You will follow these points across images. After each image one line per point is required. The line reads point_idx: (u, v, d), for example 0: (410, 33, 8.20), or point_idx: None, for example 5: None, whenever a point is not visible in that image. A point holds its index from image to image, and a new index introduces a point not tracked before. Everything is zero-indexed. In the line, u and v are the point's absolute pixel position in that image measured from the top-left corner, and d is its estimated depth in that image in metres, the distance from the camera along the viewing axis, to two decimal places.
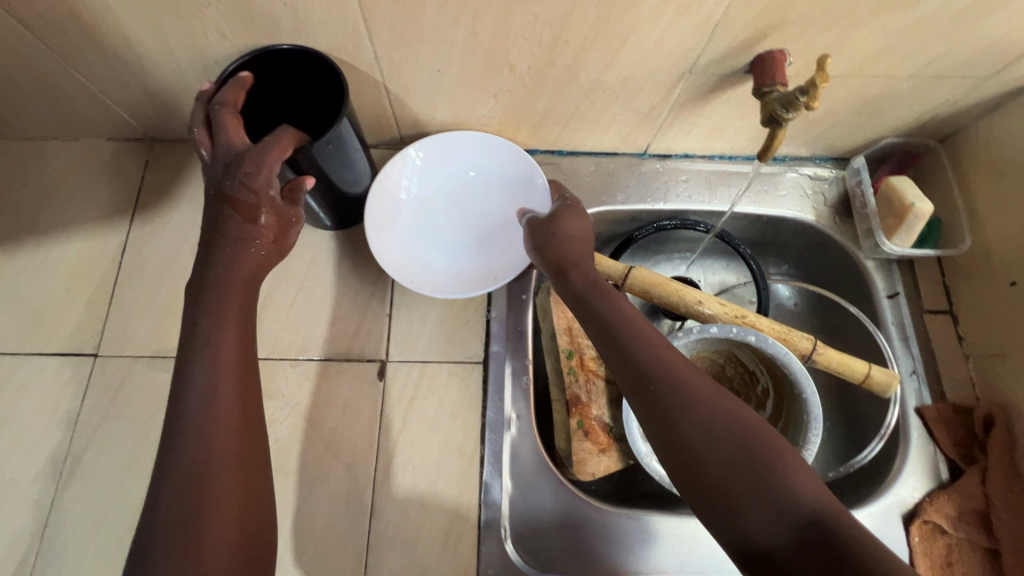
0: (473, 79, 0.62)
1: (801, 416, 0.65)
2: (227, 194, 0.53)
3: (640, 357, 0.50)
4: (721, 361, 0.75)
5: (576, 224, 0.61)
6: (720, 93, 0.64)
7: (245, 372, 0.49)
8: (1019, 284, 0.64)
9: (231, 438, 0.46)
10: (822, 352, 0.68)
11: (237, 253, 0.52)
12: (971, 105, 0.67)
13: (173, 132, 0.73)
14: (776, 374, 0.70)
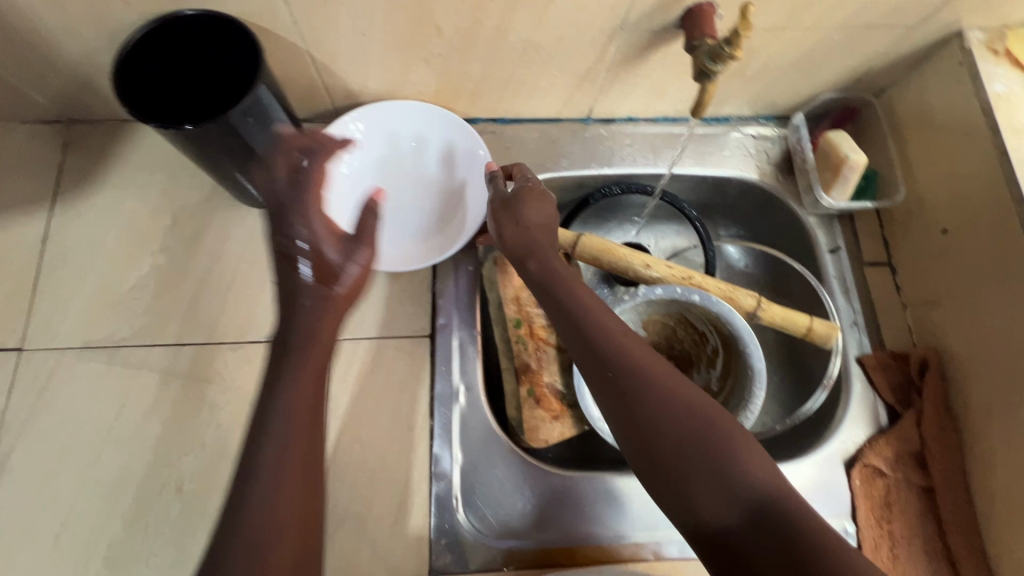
0: (400, 44, 0.60)
1: (748, 375, 0.66)
2: (287, 251, 0.50)
3: (602, 354, 0.50)
4: (672, 324, 0.75)
5: (540, 211, 0.58)
6: (654, 50, 0.63)
7: (314, 427, 0.47)
8: (950, 231, 0.65)
9: (298, 497, 0.44)
10: (766, 309, 0.69)
11: (319, 319, 0.50)
12: (902, 56, 0.67)
13: (90, 111, 0.69)
14: (724, 334, 0.69)
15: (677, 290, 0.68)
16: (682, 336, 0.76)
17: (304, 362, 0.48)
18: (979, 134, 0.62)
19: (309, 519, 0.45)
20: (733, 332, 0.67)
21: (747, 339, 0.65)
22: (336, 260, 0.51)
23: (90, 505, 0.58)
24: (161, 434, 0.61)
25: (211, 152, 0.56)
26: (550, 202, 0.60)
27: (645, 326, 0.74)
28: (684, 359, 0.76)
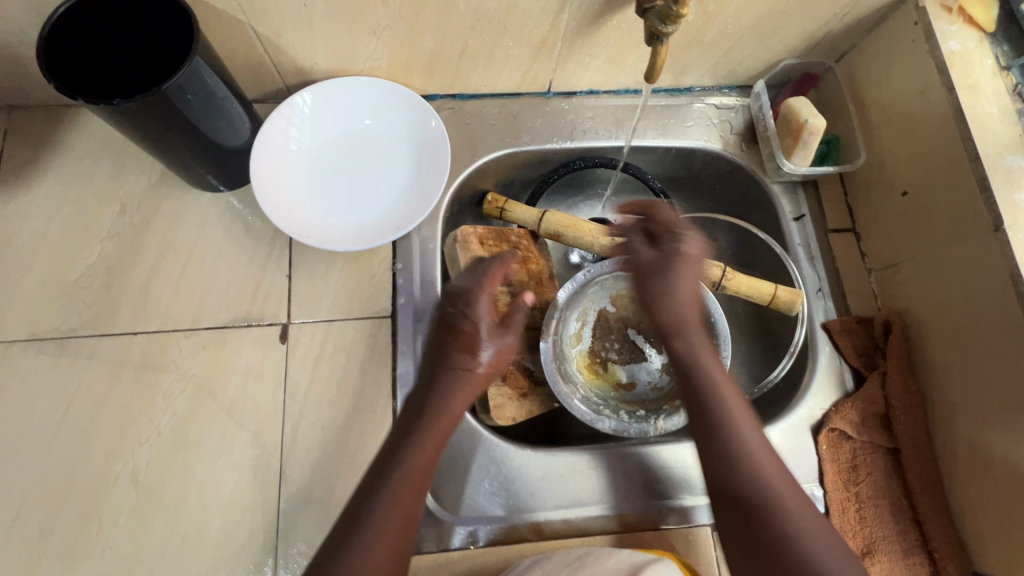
0: (345, 15, 0.58)
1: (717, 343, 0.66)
2: (450, 323, 0.60)
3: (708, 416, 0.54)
4: (640, 298, 0.74)
5: (665, 279, 0.60)
6: (610, 15, 0.61)
7: (424, 477, 0.53)
8: (910, 193, 0.65)
9: (394, 528, 0.50)
10: (731, 278, 0.68)
11: (460, 387, 0.58)
12: (859, 18, 0.67)
13: (31, 97, 0.66)
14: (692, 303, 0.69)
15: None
16: (651, 311, 0.74)
17: (438, 420, 0.56)
18: (935, 93, 0.61)
19: (402, 553, 0.50)
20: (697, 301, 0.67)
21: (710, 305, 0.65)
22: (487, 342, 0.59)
23: (42, 500, 0.56)
24: (115, 425, 0.59)
25: (155, 129, 0.55)
26: (700, 267, 0.61)
27: (613, 299, 0.73)
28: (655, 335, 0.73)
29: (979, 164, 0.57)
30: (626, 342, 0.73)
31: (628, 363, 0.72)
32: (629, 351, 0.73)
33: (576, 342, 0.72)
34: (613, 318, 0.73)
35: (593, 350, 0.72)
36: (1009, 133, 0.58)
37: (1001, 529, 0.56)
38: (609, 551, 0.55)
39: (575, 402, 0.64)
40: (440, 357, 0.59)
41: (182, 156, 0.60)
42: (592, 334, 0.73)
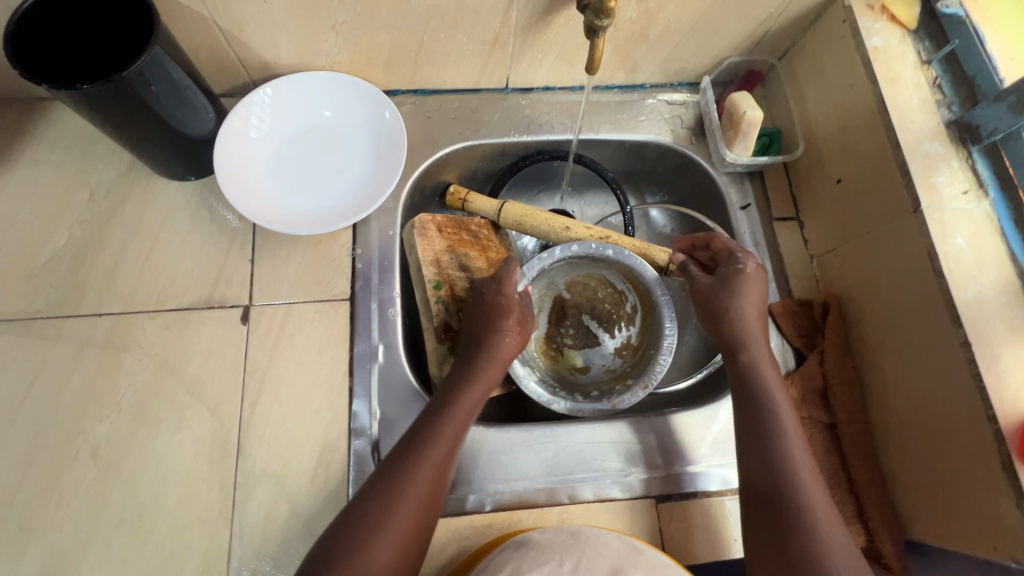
0: (303, 11, 0.61)
1: (661, 322, 0.69)
2: (487, 299, 0.65)
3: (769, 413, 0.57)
4: (594, 285, 0.76)
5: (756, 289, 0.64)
6: (557, 13, 0.65)
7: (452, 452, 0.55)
8: (844, 180, 0.69)
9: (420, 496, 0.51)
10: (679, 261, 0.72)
11: (492, 361, 0.61)
12: (794, 18, 0.71)
13: (5, 90, 0.69)
14: (640, 288, 0.72)
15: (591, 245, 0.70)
16: (603, 297, 0.76)
17: (468, 398, 0.58)
18: (861, 86, 0.65)
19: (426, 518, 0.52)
20: (644, 282, 0.70)
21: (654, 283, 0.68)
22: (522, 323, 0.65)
23: (3, 475, 0.58)
24: (77, 401, 0.61)
25: (119, 119, 0.57)
26: (760, 282, 0.65)
27: (568, 287, 0.76)
28: (607, 320, 0.75)
29: (899, 150, 0.60)
30: (580, 328, 0.75)
31: (582, 348, 0.75)
32: (583, 338, 0.75)
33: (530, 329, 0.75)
34: (566, 306, 0.76)
35: (548, 337, 0.75)
36: (927, 122, 0.62)
37: (929, 497, 0.58)
38: (597, 534, 0.56)
39: (533, 384, 0.65)
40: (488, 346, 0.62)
41: (148, 145, 0.62)
42: (546, 322, 0.75)
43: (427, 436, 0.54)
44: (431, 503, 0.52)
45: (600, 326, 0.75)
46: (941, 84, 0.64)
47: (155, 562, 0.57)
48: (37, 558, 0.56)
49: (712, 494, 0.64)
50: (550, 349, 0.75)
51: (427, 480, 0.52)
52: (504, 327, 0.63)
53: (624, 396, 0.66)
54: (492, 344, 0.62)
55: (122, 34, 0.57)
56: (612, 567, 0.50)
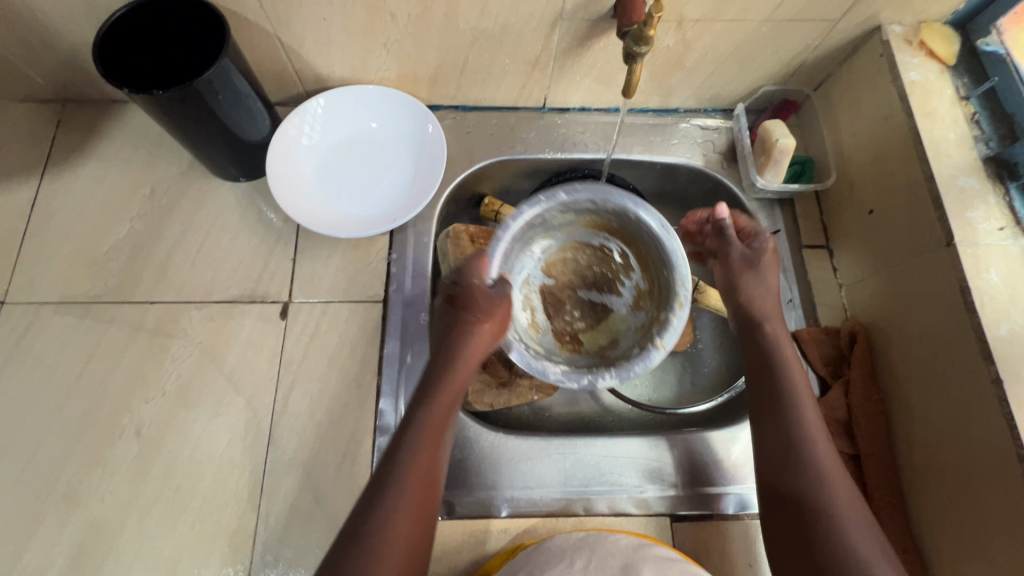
0: (358, 29, 0.65)
1: (654, 245, 0.65)
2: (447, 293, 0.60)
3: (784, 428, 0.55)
4: (572, 254, 0.73)
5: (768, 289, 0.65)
6: (596, 38, 0.67)
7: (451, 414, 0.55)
8: (876, 211, 0.69)
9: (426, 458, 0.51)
10: (702, 292, 0.75)
11: (471, 336, 0.58)
12: (832, 49, 0.72)
13: (84, 92, 0.75)
14: (613, 228, 0.69)
15: (537, 199, 0.64)
16: (586, 265, 0.74)
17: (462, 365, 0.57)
18: (897, 118, 0.66)
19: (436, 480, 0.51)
20: (617, 217, 0.67)
21: (629, 205, 0.64)
22: (490, 300, 0.59)
23: (55, 446, 0.62)
24: (126, 382, 0.65)
25: (186, 122, 0.62)
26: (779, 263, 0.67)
27: (547, 271, 0.73)
28: (603, 283, 0.73)
29: (933, 184, 0.61)
30: (583, 304, 0.73)
31: (597, 323, 0.72)
32: (592, 313, 0.72)
33: (537, 331, 0.69)
34: (556, 290, 0.73)
35: (560, 331, 0.71)
36: (963, 157, 0.62)
37: (954, 536, 0.57)
38: (605, 533, 0.59)
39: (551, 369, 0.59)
40: (455, 335, 0.58)
41: (209, 147, 0.67)
42: (548, 316, 0.71)
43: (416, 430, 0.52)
44: (430, 496, 0.50)
45: (602, 292, 0.73)
46: (979, 120, 0.64)
47: (186, 540, 0.60)
48: (79, 527, 0.59)
49: (729, 516, 0.64)
50: (567, 341, 0.70)
51: (422, 473, 0.50)
52: (470, 312, 0.58)
53: (667, 332, 0.60)
54: (459, 335, 0.58)
55: (190, 39, 0.61)
56: (624, 564, 0.55)
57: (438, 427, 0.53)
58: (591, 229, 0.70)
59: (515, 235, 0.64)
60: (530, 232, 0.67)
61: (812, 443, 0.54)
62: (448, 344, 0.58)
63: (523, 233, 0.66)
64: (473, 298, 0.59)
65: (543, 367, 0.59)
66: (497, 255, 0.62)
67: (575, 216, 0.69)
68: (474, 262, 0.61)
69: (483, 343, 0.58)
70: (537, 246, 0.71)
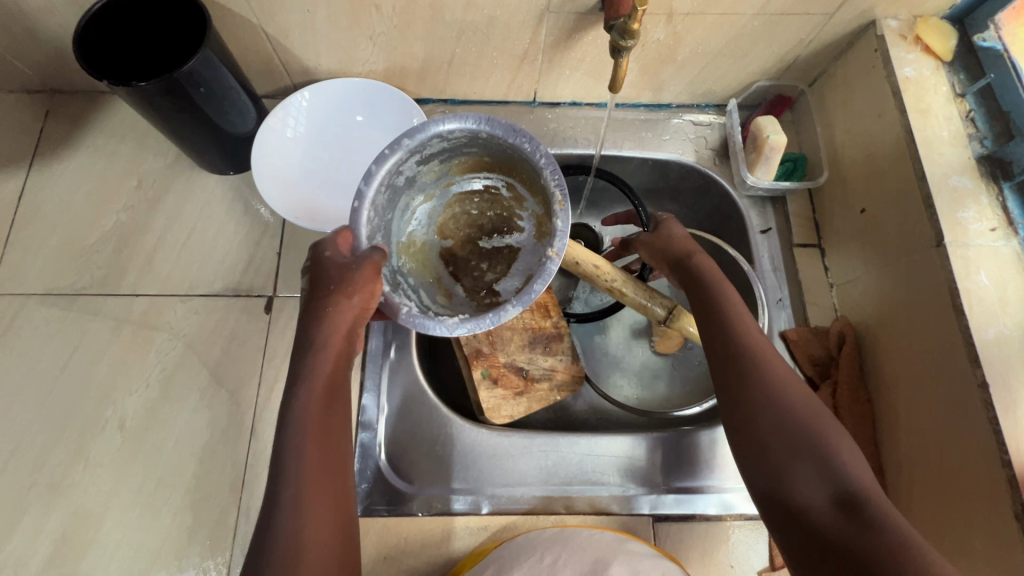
0: (343, 21, 0.64)
1: (524, 163, 0.57)
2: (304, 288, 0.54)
3: (732, 368, 0.48)
4: (460, 205, 0.67)
5: (689, 244, 0.58)
6: (585, 32, 0.66)
7: (332, 394, 0.47)
8: (867, 211, 0.68)
9: (313, 449, 0.44)
10: (677, 316, 0.65)
11: (332, 306, 0.50)
12: (826, 45, 0.70)
13: (72, 83, 0.75)
14: (488, 163, 0.62)
15: (384, 154, 0.55)
16: (479, 214, 0.67)
17: (323, 340, 0.48)
18: (890, 116, 0.64)
19: (339, 464, 0.45)
20: (478, 148, 0.59)
21: (473, 121, 0.55)
22: (343, 268, 0.52)
23: (38, 437, 0.62)
24: (110, 374, 0.65)
25: (169, 114, 0.62)
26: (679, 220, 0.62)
27: (441, 233, 0.67)
28: (500, 225, 0.67)
29: (925, 183, 0.59)
30: (489, 256, 0.67)
31: (508, 269, 0.65)
32: (499, 259, 0.66)
33: (450, 297, 0.64)
34: (455, 249, 0.67)
35: (472, 288, 0.65)
36: (956, 156, 0.60)
37: (938, 539, 0.56)
38: (581, 529, 0.59)
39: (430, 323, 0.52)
40: (314, 315, 0.50)
41: (193, 140, 0.67)
42: (455, 280, 0.66)
43: (295, 431, 0.44)
44: (338, 481, 0.45)
45: (503, 235, 0.67)
46: (974, 118, 0.63)
47: (167, 532, 0.60)
48: (62, 517, 0.60)
49: (712, 517, 0.63)
50: (482, 296, 0.64)
51: (317, 466, 0.44)
52: (323, 287, 0.51)
53: (557, 239, 0.53)
54: (314, 312, 0.50)
55: (173, 31, 0.61)
56: (594, 562, 0.54)
57: (317, 417, 0.46)
58: (466, 171, 0.63)
59: (377, 203, 0.57)
60: (400, 197, 0.60)
61: (762, 382, 0.46)
62: (309, 325, 0.50)
63: (388, 197, 0.58)
64: (323, 273, 0.52)
65: (434, 325, 0.52)
66: (363, 224, 0.55)
67: (441, 163, 0.61)
68: (332, 236, 0.54)
69: (351, 314, 0.50)
70: (417, 207, 0.64)
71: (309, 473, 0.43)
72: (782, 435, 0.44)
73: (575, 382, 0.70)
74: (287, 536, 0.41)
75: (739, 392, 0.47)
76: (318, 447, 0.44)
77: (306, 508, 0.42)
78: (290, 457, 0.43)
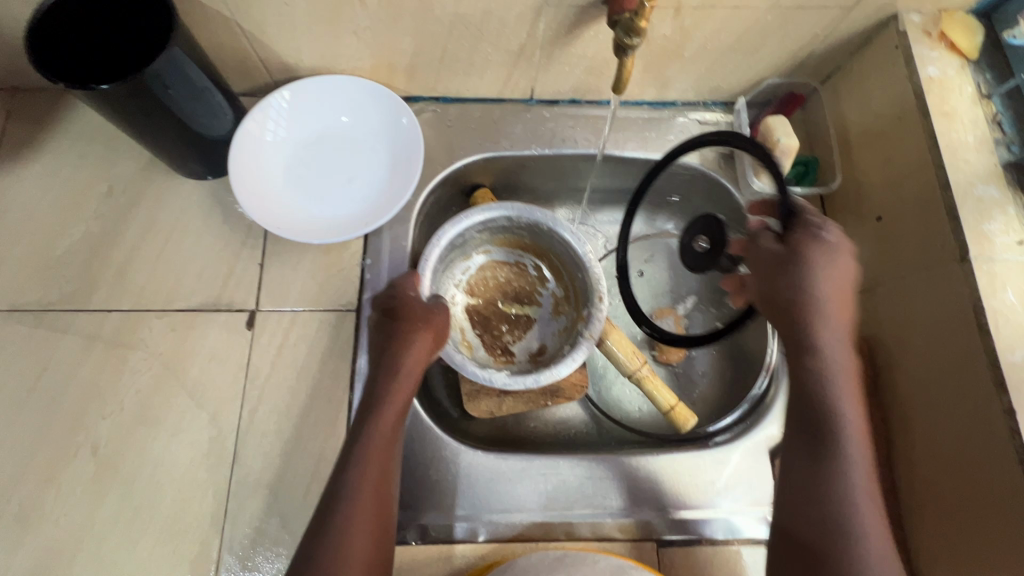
0: (324, 14, 0.59)
1: (569, 253, 0.67)
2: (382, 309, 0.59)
3: (816, 501, 0.47)
4: (493, 275, 0.71)
5: (818, 317, 0.52)
6: (586, 27, 0.62)
7: (399, 420, 0.53)
8: (885, 218, 0.64)
9: (373, 471, 0.49)
10: (644, 374, 0.67)
11: (415, 345, 0.56)
12: (844, 40, 0.66)
13: (32, 79, 0.70)
14: (526, 244, 0.71)
15: (459, 219, 0.64)
16: (506, 281, 0.72)
17: (401, 374, 0.55)
18: (912, 119, 0.61)
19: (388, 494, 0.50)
20: (531, 231, 0.68)
21: (541, 211, 0.65)
22: (425, 309, 0.58)
23: (5, 466, 0.59)
24: (81, 397, 0.61)
25: (136, 118, 0.57)
26: (844, 262, 0.53)
27: (469, 292, 0.70)
28: (523, 295, 0.71)
29: (948, 192, 0.56)
30: (511, 318, 0.70)
31: (526, 333, 0.70)
32: (517, 323, 0.70)
33: (469, 349, 0.68)
34: (480, 310, 0.70)
35: (490, 344, 0.69)
36: (982, 163, 0.57)
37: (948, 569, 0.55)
38: (586, 553, 0.57)
39: (469, 366, 0.60)
40: (396, 346, 0.56)
41: (165, 145, 0.62)
42: (476, 332, 0.69)
43: (359, 453, 0.50)
44: (383, 506, 0.49)
45: (523, 304, 0.71)
46: (1000, 121, 0.59)
47: (146, 566, 0.57)
48: (34, 550, 0.57)
49: (719, 542, 0.61)
50: (500, 355, 0.68)
51: (371, 494, 0.48)
52: (407, 323, 0.57)
53: (594, 323, 0.63)
54: (396, 345, 0.56)
55: (136, 27, 0.56)
56: None
57: (386, 440, 0.51)
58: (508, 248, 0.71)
59: (439, 255, 0.64)
60: (450, 254, 0.67)
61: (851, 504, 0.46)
62: (392, 354, 0.56)
63: (445, 253, 0.66)
64: (407, 308, 0.58)
65: (487, 375, 0.60)
66: (428, 273, 0.62)
67: (490, 234, 0.69)
68: (407, 278, 0.61)
69: (426, 349, 0.56)
70: (457, 270, 0.70)
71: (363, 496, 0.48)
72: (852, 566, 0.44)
73: (575, 391, 0.69)
74: (331, 551, 0.45)
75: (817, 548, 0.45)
76: (376, 473, 0.49)
77: (354, 527, 0.46)
78: (349, 481, 0.48)
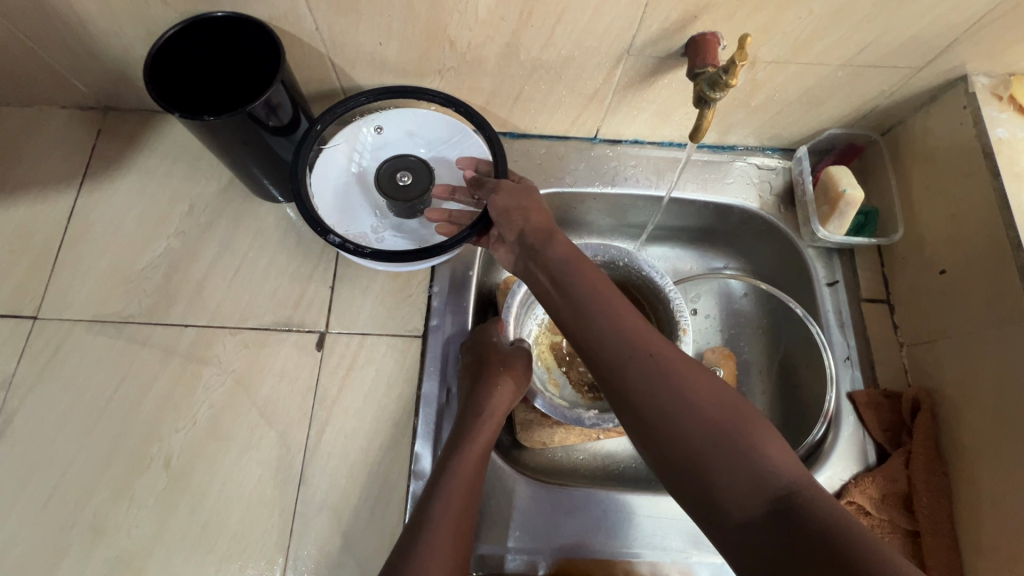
0: (415, 54, 0.62)
1: (652, 288, 0.70)
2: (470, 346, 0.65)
3: (617, 371, 0.48)
4: None
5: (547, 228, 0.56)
6: (662, 75, 0.64)
7: (481, 461, 0.57)
8: (948, 272, 0.65)
9: (456, 507, 0.53)
10: None
11: (499, 388, 0.61)
12: (909, 96, 0.68)
13: (125, 101, 0.73)
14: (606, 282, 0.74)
15: None
16: None
17: (484, 414, 0.60)
18: (981, 177, 0.62)
19: (466, 529, 0.53)
20: (609, 264, 0.72)
21: (619, 249, 0.71)
22: (507, 354, 0.64)
23: (83, 474, 0.60)
24: (156, 408, 0.63)
25: (233, 146, 0.60)
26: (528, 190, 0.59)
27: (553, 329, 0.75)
28: None
29: (1020, 253, 0.57)
30: None
31: None
32: None
33: (557, 387, 0.72)
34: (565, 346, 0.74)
35: (577, 381, 0.72)
36: None
37: None
38: None
39: (542, 403, 0.64)
40: (483, 387, 0.61)
41: (255, 172, 0.65)
42: (564, 370, 0.73)
43: (446, 485, 0.54)
44: (461, 539, 0.52)
45: None
46: None
47: None
48: (105, 560, 0.58)
49: None
50: (587, 391, 0.72)
51: (451, 528, 0.52)
52: (490, 366, 0.62)
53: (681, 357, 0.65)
54: (482, 386, 0.61)
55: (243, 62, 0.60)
56: None
57: (468, 477, 0.55)
58: None
59: (523, 297, 0.69)
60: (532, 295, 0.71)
61: (642, 361, 0.47)
62: (476, 395, 0.61)
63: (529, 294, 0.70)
64: (492, 353, 0.63)
65: (576, 415, 0.64)
66: (512, 318, 0.68)
67: None
68: (493, 323, 0.66)
69: (508, 394, 0.62)
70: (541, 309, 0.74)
71: (443, 529, 0.51)
72: (666, 413, 0.45)
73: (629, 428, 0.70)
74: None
75: (648, 409, 0.46)
76: (458, 509, 0.53)
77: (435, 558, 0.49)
78: (434, 514, 0.52)
